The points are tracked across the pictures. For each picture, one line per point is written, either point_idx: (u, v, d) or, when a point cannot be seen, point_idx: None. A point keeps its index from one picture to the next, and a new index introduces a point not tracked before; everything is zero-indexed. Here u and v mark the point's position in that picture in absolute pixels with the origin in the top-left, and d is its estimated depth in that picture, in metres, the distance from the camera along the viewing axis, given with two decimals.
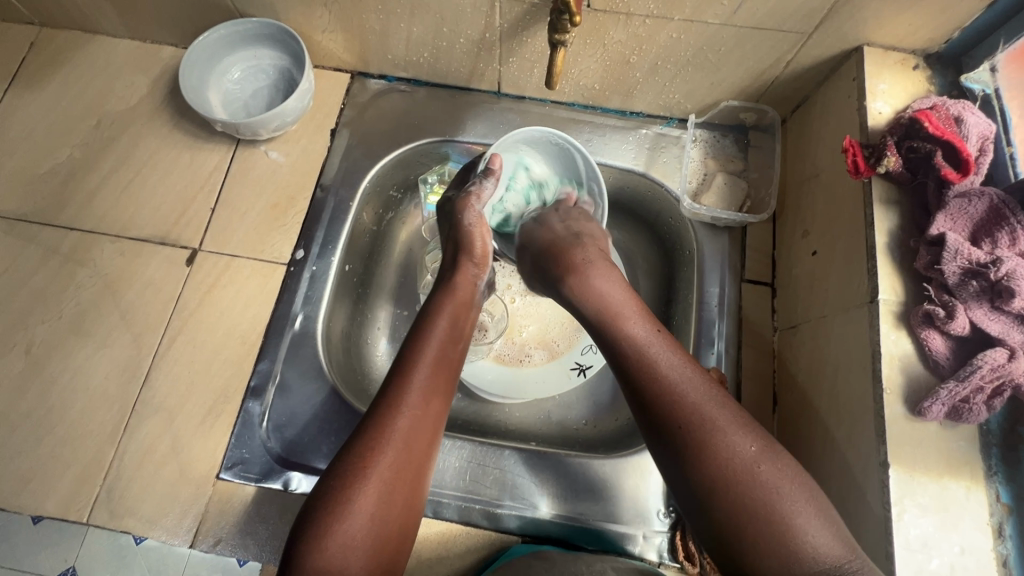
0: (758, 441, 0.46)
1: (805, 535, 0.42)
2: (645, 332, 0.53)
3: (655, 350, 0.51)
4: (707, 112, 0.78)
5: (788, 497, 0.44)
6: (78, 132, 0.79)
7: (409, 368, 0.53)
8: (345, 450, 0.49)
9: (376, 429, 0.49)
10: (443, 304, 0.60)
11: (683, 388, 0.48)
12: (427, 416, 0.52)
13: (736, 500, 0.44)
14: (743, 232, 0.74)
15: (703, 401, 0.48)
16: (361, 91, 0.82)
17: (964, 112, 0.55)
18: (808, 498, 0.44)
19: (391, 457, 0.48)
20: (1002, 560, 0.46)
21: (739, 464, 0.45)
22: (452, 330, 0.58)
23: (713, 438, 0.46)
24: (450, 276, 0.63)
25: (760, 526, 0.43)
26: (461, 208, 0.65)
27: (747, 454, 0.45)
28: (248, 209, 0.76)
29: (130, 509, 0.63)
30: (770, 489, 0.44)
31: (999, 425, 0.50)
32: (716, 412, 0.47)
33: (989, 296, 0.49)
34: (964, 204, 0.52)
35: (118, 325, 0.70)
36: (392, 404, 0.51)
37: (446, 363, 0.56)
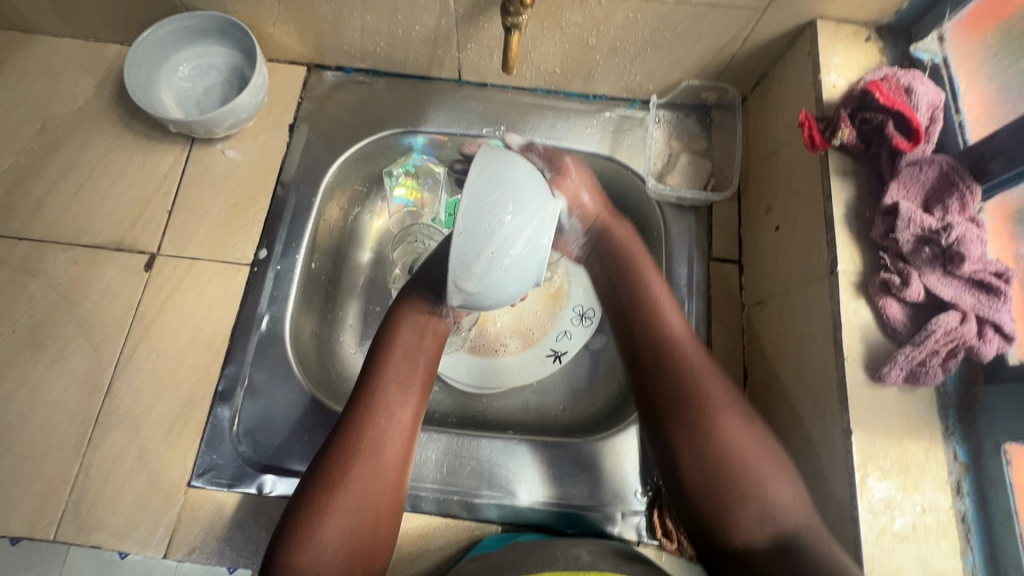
0: (752, 432, 0.52)
1: (771, 491, 0.48)
2: (673, 315, 0.59)
3: (668, 318, 0.59)
4: (669, 93, 0.78)
5: (771, 482, 0.49)
6: (22, 137, 0.76)
7: (374, 378, 0.55)
8: (314, 470, 0.51)
9: (342, 446, 0.51)
10: (404, 316, 0.60)
11: (691, 364, 0.55)
12: (395, 427, 0.53)
13: (713, 465, 0.50)
14: (709, 211, 0.75)
15: (705, 369, 0.55)
16: (319, 83, 0.80)
17: (914, 82, 0.56)
18: (784, 477, 0.50)
19: (358, 470, 0.50)
20: (960, 516, 0.48)
21: (733, 448, 0.50)
22: (414, 341, 0.59)
23: (712, 409, 0.52)
24: (406, 289, 0.62)
25: (727, 481, 0.49)
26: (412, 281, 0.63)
27: (745, 444, 0.51)
28: (207, 209, 0.74)
29: (100, 522, 0.62)
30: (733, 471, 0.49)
31: (956, 386, 0.51)
32: (713, 382, 0.54)
33: (942, 261, 0.50)
34: (916, 172, 0.53)
35: (77, 335, 0.68)
36: (355, 422, 0.52)
37: (411, 370, 0.57)
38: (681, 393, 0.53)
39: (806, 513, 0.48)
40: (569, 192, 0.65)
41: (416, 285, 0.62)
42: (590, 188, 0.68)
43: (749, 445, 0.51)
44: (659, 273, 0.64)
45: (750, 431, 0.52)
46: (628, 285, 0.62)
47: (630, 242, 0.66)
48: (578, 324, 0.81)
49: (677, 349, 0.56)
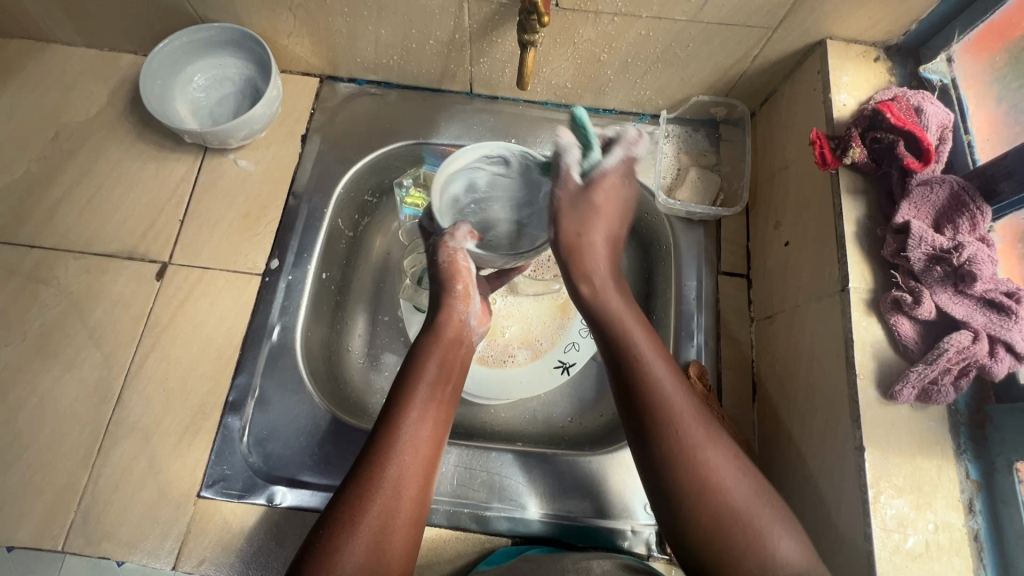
0: (736, 458, 0.50)
1: (771, 543, 0.47)
2: (644, 341, 0.55)
3: (653, 364, 0.53)
4: (679, 108, 0.79)
5: (760, 513, 0.48)
6: (35, 145, 0.76)
7: (399, 409, 0.54)
8: (334, 502, 0.50)
9: (364, 477, 0.50)
10: (431, 345, 0.59)
11: (674, 413, 0.51)
12: (418, 462, 0.52)
13: (711, 503, 0.48)
14: (717, 225, 0.75)
15: (688, 416, 0.51)
16: (331, 95, 0.81)
17: (924, 103, 0.57)
18: (781, 518, 0.49)
19: (378, 504, 0.49)
20: (972, 534, 0.48)
21: (716, 473, 0.49)
22: (440, 373, 0.58)
23: (694, 432, 0.50)
24: (435, 316, 0.61)
25: (725, 525, 0.48)
26: (437, 247, 0.61)
27: (732, 467, 0.50)
28: (219, 218, 0.75)
29: (108, 533, 0.61)
30: (750, 519, 0.48)
31: (967, 404, 0.51)
32: (685, 412, 0.51)
33: (953, 280, 0.50)
34: (927, 191, 0.54)
35: (87, 344, 0.68)
36: (381, 453, 0.51)
37: (438, 403, 0.57)
38: (655, 415, 0.51)
39: (806, 559, 0.47)
40: (613, 203, 0.60)
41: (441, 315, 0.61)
42: (618, 194, 0.60)
43: (739, 489, 0.49)
44: (632, 309, 0.58)
45: (726, 449, 0.50)
46: (606, 310, 0.57)
47: (589, 222, 0.59)
48: (586, 336, 0.81)
49: (660, 392, 0.52)
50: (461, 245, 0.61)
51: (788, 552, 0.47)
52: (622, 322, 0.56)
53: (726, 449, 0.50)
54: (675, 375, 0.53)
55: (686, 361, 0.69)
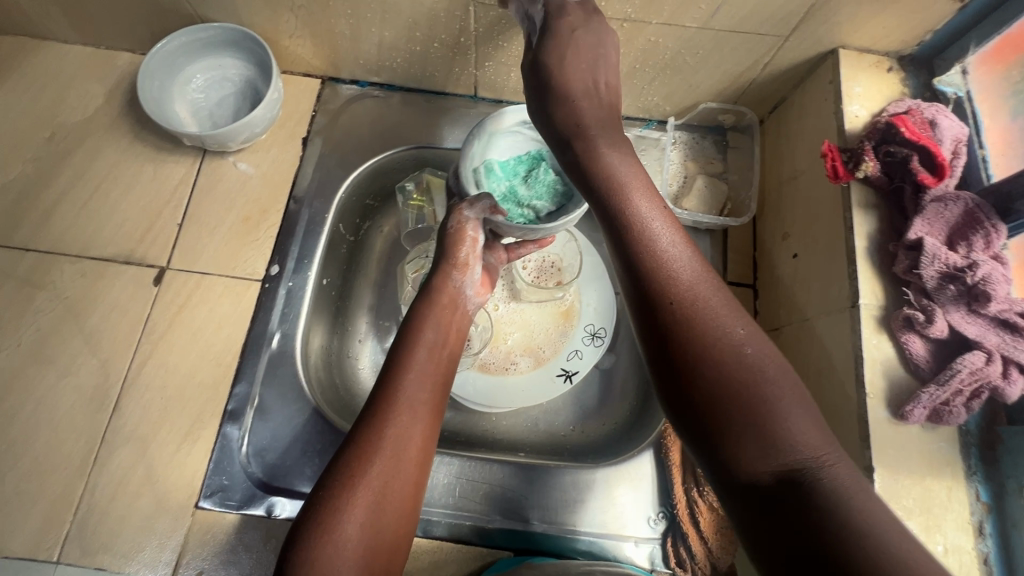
0: (748, 326, 0.44)
1: (786, 424, 0.39)
2: (646, 202, 0.51)
3: (653, 225, 0.49)
4: (686, 114, 0.78)
5: (772, 380, 0.41)
6: (30, 146, 0.74)
7: (397, 372, 0.55)
8: (332, 465, 0.49)
9: (365, 439, 0.49)
10: (427, 313, 0.60)
11: (679, 273, 0.46)
12: (416, 421, 0.52)
13: (716, 366, 0.42)
14: (724, 234, 0.75)
15: (694, 281, 0.46)
16: (333, 97, 0.80)
17: (938, 116, 0.56)
18: (798, 398, 0.41)
19: (379, 465, 0.48)
20: (982, 557, 0.47)
21: (717, 322, 0.44)
22: (438, 340, 0.59)
23: (700, 293, 0.45)
24: (431, 281, 0.64)
25: (728, 397, 0.41)
26: (449, 212, 0.64)
27: (737, 329, 0.43)
28: (218, 222, 0.73)
29: (104, 544, 0.60)
30: (760, 387, 0.41)
31: (978, 424, 0.51)
32: (686, 274, 0.46)
33: (967, 299, 0.50)
34: (941, 208, 0.53)
35: (84, 350, 0.67)
36: (380, 412, 0.51)
37: (435, 368, 0.57)
38: (654, 276, 0.46)
39: (823, 445, 0.39)
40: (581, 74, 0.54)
41: (436, 284, 0.63)
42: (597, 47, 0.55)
43: (751, 354, 0.42)
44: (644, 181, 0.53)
45: (737, 313, 0.45)
46: (609, 174, 0.52)
47: (617, 155, 0.53)
48: (590, 343, 0.80)
49: (662, 258, 0.47)
50: (474, 217, 0.64)
51: (800, 432, 0.39)
52: (627, 191, 0.51)
53: (732, 313, 0.44)
54: (688, 249, 0.48)
55: None
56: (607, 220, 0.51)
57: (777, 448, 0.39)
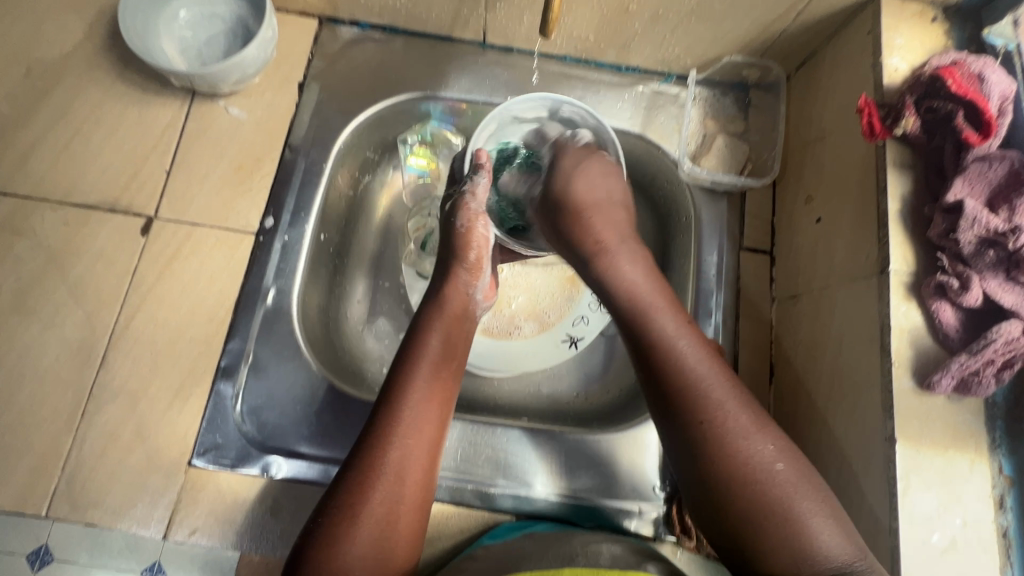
0: (776, 442, 0.47)
1: (813, 533, 0.43)
2: (668, 321, 0.52)
3: (683, 345, 0.50)
4: (708, 68, 0.73)
5: (801, 497, 0.44)
6: (4, 82, 0.69)
7: (397, 394, 0.51)
8: (335, 490, 0.48)
9: (366, 462, 0.48)
10: (434, 323, 0.57)
11: (716, 400, 0.47)
12: (422, 443, 0.50)
13: (747, 508, 0.44)
14: (742, 197, 0.71)
15: (738, 416, 0.47)
16: (331, 39, 0.75)
17: (986, 70, 0.52)
18: (818, 493, 0.45)
19: (380, 491, 0.47)
20: (1002, 531, 0.46)
21: (759, 475, 0.45)
22: (443, 351, 0.56)
23: (733, 444, 0.46)
24: (440, 288, 0.60)
25: (748, 478, 0.45)
26: (455, 209, 0.61)
27: (767, 454, 0.46)
28: (209, 171, 0.69)
29: (94, 500, 0.59)
30: (792, 508, 0.44)
31: (1005, 397, 0.49)
32: (716, 391, 0.48)
33: (1005, 266, 0.47)
34: (984, 168, 0.49)
35: (68, 301, 0.64)
36: (382, 431, 0.49)
37: (441, 384, 0.54)
38: (695, 421, 0.47)
39: (852, 551, 0.43)
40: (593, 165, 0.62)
41: (442, 294, 0.59)
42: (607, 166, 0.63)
43: (788, 475, 0.45)
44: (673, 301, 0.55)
45: (766, 439, 0.46)
46: (634, 297, 0.54)
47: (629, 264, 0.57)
48: (596, 309, 0.77)
49: (700, 390, 0.48)
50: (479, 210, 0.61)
51: (831, 543, 0.43)
52: (651, 313, 0.53)
53: (766, 436, 0.47)
54: (715, 364, 0.50)
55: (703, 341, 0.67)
56: (631, 339, 0.53)
57: (811, 561, 0.43)
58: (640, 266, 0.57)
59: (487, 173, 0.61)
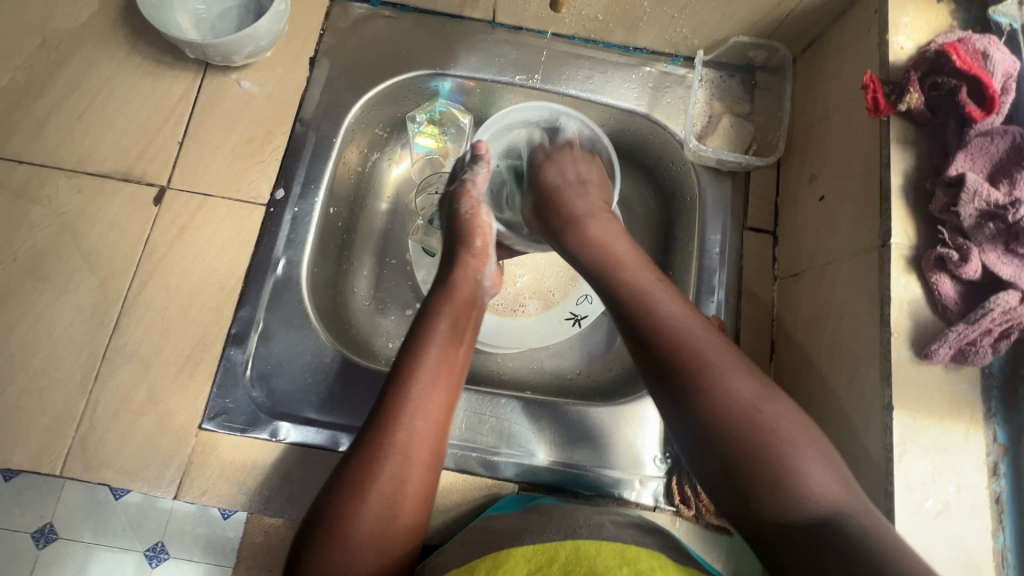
0: (759, 387, 0.46)
1: (801, 472, 0.42)
2: (644, 279, 0.54)
3: (658, 300, 0.52)
4: (716, 49, 0.74)
5: (785, 441, 0.44)
6: (19, 52, 0.70)
7: (405, 366, 0.52)
8: (347, 458, 0.49)
9: (375, 442, 0.49)
10: (443, 300, 0.57)
11: (688, 344, 0.48)
12: (425, 415, 0.51)
13: (726, 449, 0.44)
14: (746, 177, 0.72)
15: (714, 358, 0.48)
16: (343, 15, 0.75)
17: (991, 47, 0.52)
18: (806, 440, 0.44)
19: (389, 462, 0.48)
20: (994, 497, 0.47)
21: (738, 414, 0.45)
22: (453, 332, 0.56)
23: (710, 382, 0.46)
24: (450, 275, 0.60)
25: (729, 422, 0.45)
26: (456, 196, 0.63)
27: (748, 396, 0.46)
28: (220, 143, 0.70)
29: (107, 460, 0.60)
30: (776, 446, 0.43)
31: (1001, 368, 0.50)
32: (692, 339, 0.49)
33: (1005, 238, 0.48)
34: (986, 143, 0.50)
35: (82, 268, 0.65)
36: (389, 404, 0.50)
37: (448, 359, 0.54)
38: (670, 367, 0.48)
39: (843, 494, 0.42)
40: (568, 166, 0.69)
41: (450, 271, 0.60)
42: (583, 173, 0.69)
43: (769, 416, 0.45)
44: (648, 266, 0.56)
45: (746, 381, 0.47)
46: (608, 258, 0.57)
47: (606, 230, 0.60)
48: None
49: (677, 337, 0.49)
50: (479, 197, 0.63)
51: (819, 485, 0.42)
52: (628, 272, 0.55)
53: (746, 381, 0.47)
54: (691, 315, 0.51)
55: (704, 316, 0.68)
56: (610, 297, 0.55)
57: (798, 501, 0.41)
58: (614, 231, 0.60)
59: (487, 165, 0.65)
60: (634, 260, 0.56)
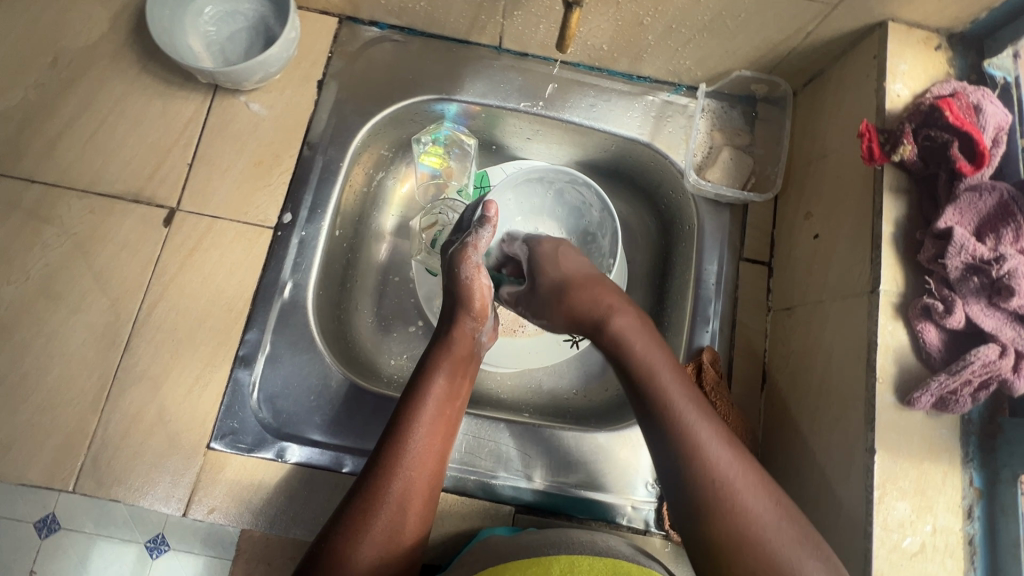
0: (773, 493, 0.48)
1: None
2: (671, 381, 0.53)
3: (684, 404, 0.51)
4: (718, 81, 0.75)
5: (798, 556, 0.45)
6: (31, 71, 0.71)
7: (405, 427, 0.54)
8: (342, 513, 0.51)
9: (371, 492, 0.51)
10: (440, 360, 0.59)
11: (711, 451, 0.48)
12: (421, 478, 0.53)
13: (736, 564, 0.45)
14: (744, 209, 0.74)
15: (731, 468, 0.48)
16: (351, 38, 0.76)
17: (984, 101, 0.54)
18: (814, 545, 0.45)
19: (382, 520, 0.50)
20: (968, 539, 0.49)
21: (755, 528, 0.45)
22: (450, 387, 0.58)
23: (732, 500, 0.46)
24: (447, 330, 0.61)
25: (744, 528, 0.46)
26: (456, 261, 0.61)
27: (763, 504, 0.47)
28: (229, 165, 0.71)
29: (118, 477, 0.62)
30: (784, 558, 0.44)
31: (981, 414, 0.52)
32: (710, 445, 0.49)
33: (988, 292, 0.50)
34: (975, 198, 0.52)
35: (93, 288, 0.66)
36: (386, 467, 0.52)
37: (444, 421, 0.56)
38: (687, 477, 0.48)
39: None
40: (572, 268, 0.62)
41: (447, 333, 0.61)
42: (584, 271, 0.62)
43: (778, 530, 0.46)
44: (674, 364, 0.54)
45: (762, 487, 0.47)
46: (634, 359, 0.54)
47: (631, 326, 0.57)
48: None
49: (696, 444, 0.49)
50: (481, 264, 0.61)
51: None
52: (654, 369, 0.53)
53: (761, 492, 0.47)
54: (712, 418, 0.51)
55: (698, 345, 0.70)
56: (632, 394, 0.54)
57: None
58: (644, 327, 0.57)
59: (495, 227, 0.62)
60: (657, 353, 0.55)
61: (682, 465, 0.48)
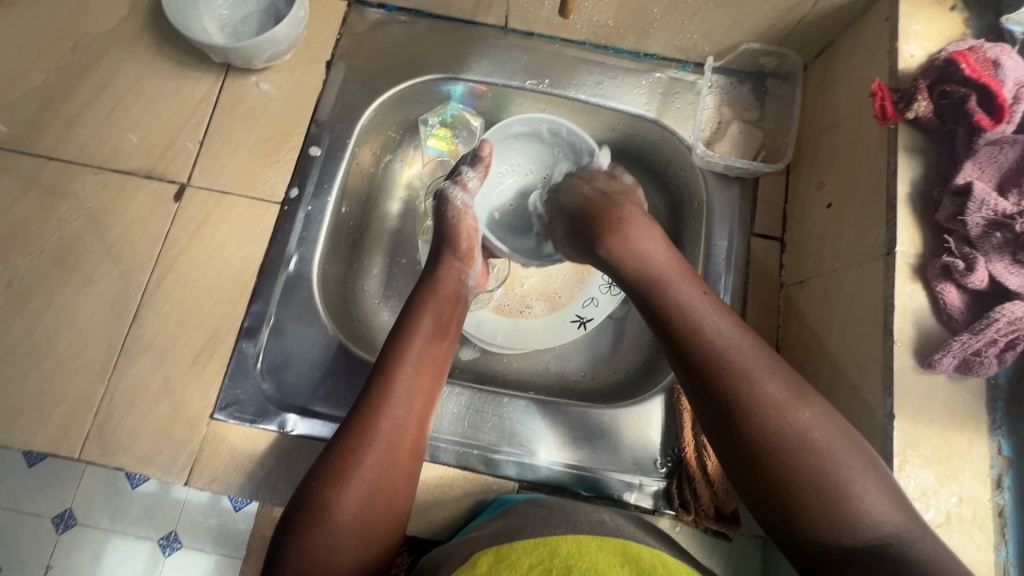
0: (811, 406, 0.45)
1: (857, 495, 0.42)
2: (690, 294, 0.51)
3: (705, 319, 0.49)
4: (726, 56, 0.74)
5: (844, 463, 0.43)
6: (53, 54, 0.73)
7: (392, 364, 0.54)
8: (329, 452, 0.50)
9: (359, 428, 0.50)
10: (427, 302, 0.59)
11: (736, 359, 0.47)
12: (409, 413, 0.52)
13: (780, 476, 0.43)
14: (755, 184, 0.72)
15: (761, 379, 0.46)
16: (359, 21, 0.78)
17: (1003, 56, 0.52)
18: (860, 456, 0.44)
19: (372, 456, 0.49)
20: (997, 510, 0.46)
21: (795, 437, 0.44)
22: (437, 327, 0.58)
23: (766, 409, 0.45)
24: (433, 271, 0.62)
25: (785, 445, 0.44)
26: (443, 202, 0.64)
27: (803, 419, 0.44)
28: (239, 142, 0.72)
29: (123, 445, 0.62)
30: (828, 460, 0.43)
31: (1008, 379, 0.49)
32: (738, 355, 0.47)
33: (1012, 248, 0.47)
34: (995, 152, 0.50)
35: (104, 260, 0.68)
36: (375, 403, 0.51)
37: (432, 359, 0.56)
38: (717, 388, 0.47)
39: (884, 501, 0.42)
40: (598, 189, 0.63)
41: (434, 274, 0.62)
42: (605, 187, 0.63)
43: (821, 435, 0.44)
44: (690, 278, 0.53)
45: (801, 404, 0.45)
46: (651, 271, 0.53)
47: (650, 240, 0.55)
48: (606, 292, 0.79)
49: (723, 357, 0.47)
50: (468, 204, 0.65)
51: (872, 500, 0.42)
52: (670, 283, 0.52)
53: (797, 399, 0.45)
54: (731, 325, 0.49)
55: None
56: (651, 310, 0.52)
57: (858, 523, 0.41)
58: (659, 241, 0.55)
59: (485, 168, 0.65)
60: (675, 270, 0.53)
61: (716, 388, 0.46)
